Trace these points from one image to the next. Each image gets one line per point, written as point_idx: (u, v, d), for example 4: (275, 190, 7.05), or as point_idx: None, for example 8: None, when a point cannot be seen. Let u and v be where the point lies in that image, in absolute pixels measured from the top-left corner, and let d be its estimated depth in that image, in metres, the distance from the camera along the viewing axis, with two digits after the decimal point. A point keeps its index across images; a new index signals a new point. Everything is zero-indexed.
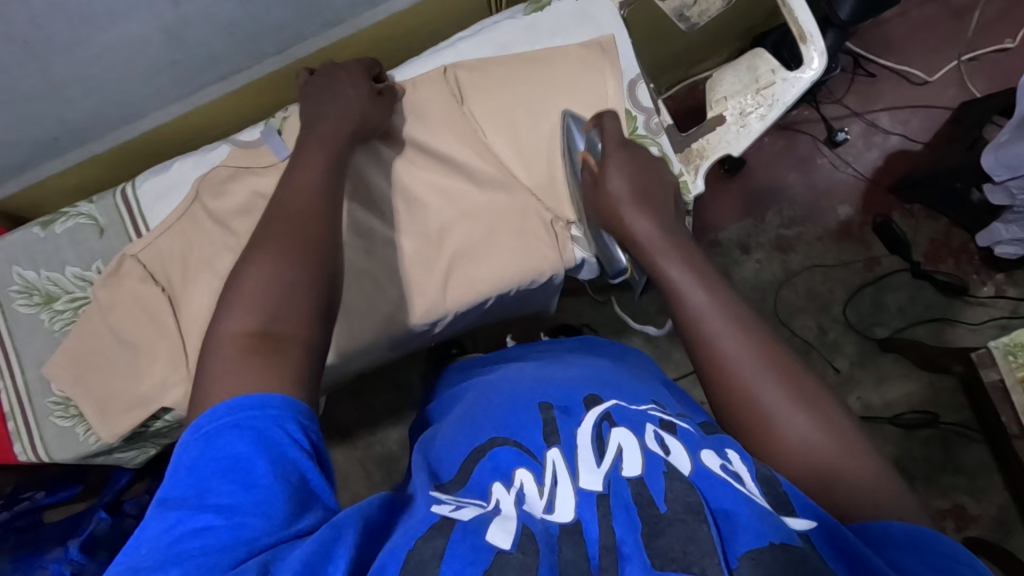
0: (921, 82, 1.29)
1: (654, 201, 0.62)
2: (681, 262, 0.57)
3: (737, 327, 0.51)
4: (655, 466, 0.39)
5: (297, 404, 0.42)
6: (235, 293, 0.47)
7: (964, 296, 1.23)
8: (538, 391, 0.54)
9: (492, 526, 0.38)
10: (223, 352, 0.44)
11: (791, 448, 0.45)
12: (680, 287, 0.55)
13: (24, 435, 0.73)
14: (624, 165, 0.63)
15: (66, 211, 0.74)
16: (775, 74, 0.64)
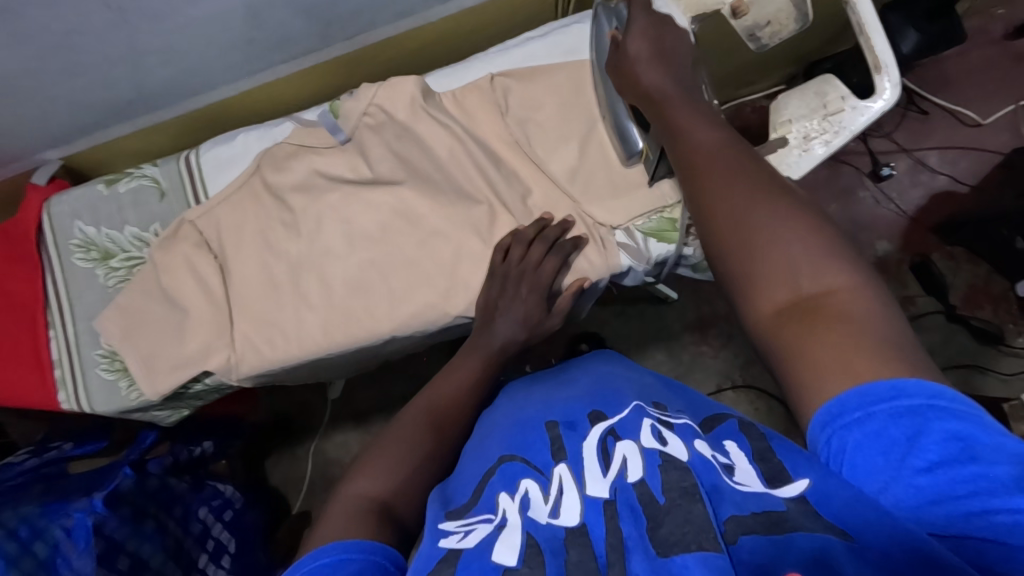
0: (975, 124, 1.27)
1: (673, 64, 0.62)
2: (686, 107, 0.58)
3: (744, 167, 0.50)
4: (653, 461, 0.41)
5: (391, 552, 0.44)
6: (366, 462, 0.53)
7: (998, 345, 1.20)
8: (543, 410, 0.54)
9: (498, 544, 0.39)
10: (343, 512, 0.47)
11: (774, 275, 0.44)
12: (684, 126, 0.56)
13: (69, 384, 0.75)
14: (647, 30, 0.63)
15: (131, 172, 0.77)
16: (845, 101, 0.64)
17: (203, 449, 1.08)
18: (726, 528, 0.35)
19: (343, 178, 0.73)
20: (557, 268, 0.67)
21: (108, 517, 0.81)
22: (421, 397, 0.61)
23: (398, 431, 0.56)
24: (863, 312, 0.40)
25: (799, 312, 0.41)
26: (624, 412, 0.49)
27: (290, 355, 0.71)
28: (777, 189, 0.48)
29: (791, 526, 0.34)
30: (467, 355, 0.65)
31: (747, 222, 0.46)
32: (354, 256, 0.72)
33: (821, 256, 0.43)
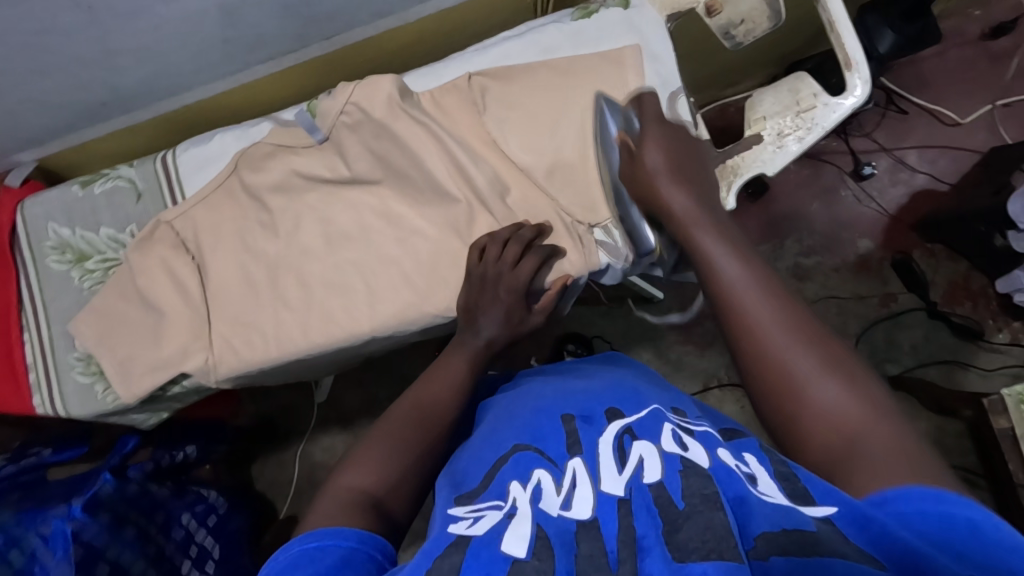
0: (953, 123, 1.29)
1: (692, 179, 0.63)
2: (714, 233, 0.58)
3: (774, 301, 0.51)
4: (672, 466, 0.40)
5: (379, 541, 0.44)
6: (359, 456, 0.53)
7: (978, 341, 1.22)
8: (561, 403, 0.54)
9: (507, 534, 0.39)
10: (337, 499, 0.48)
11: (814, 416, 0.44)
12: (712, 257, 0.56)
13: (44, 388, 0.74)
14: (661, 141, 0.65)
15: (107, 173, 0.76)
16: (817, 98, 0.64)
17: (185, 453, 1.07)
18: (756, 544, 0.33)
19: (323, 177, 0.72)
20: (535, 269, 0.66)
21: (87, 523, 0.79)
22: (413, 397, 0.60)
23: (388, 426, 0.56)
24: (903, 448, 0.41)
25: (840, 465, 0.42)
26: (641, 413, 0.49)
27: (269, 355, 0.70)
28: (806, 324, 0.49)
29: (824, 550, 0.32)
30: (453, 353, 0.65)
31: (781, 358, 0.47)
32: (334, 256, 0.71)
33: (855, 392, 0.44)
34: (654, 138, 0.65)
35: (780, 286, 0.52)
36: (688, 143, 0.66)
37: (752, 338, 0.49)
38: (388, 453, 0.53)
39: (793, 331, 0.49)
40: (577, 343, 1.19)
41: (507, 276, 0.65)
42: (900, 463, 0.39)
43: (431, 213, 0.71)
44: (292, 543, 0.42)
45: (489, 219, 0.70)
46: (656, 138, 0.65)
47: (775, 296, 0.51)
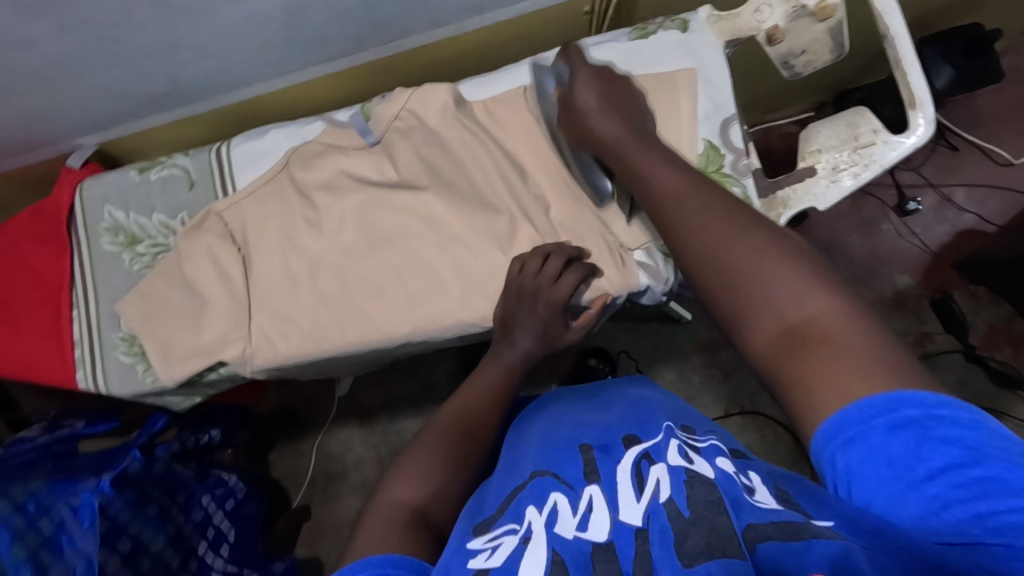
0: (1006, 163, 1.25)
1: (628, 114, 0.64)
2: (656, 153, 0.59)
3: (711, 207, 0.52)
4: (678, 478, 0.41)
5: (423, 564, 0.43)
6: (403, 470, 0.53)
7: (1017, 389, 1.18)
8: (578, 432, 0.53)
9: (524, 562, 0.39)
10: (382, 515, 0.48)
11: (758, 310, 0.45)
12: (651, 174, 0.58)
13: (88, 364, 0.76)
14: (592, 81, 0.66)
15: (163, 161, 0.79)
16: (877, 134, 0.63)
17: (210, 437, 1.10)
18: (747, 532, 0.35)
19: (370, 179, 0.74)
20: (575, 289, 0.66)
21: (113, 498, 0.81)
22: (437, 422, 0.59)
23: (422, 444, 0.56)
24: (853, 339, 0.40)
25: (785, 353, 0.42)
26: (657, 437, 0.48)
27: (304, 349, 0.72)
28: (753, 224, 0.49)
29: (813, 535, 0.34)
30: (488, 365, 0.65)
31: (722, 252, 0.48)
32: (375, 257, 0.72)
33: (800, 277, 0.44)
34: (584, 81, 0.66)
35: (720, 195, 0.53)
36: (625, 91, 0.66)
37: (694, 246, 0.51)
38: (422, 474, 0.52)
39: (727, 234, 0.49)
40: (601, 358, 1.19)
41: (549, 293, 0.65)
42: (851, 348, 0.39)
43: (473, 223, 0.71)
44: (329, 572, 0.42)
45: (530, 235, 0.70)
46: (588, 81, 0.66)
47: (712, 203, 0.52)
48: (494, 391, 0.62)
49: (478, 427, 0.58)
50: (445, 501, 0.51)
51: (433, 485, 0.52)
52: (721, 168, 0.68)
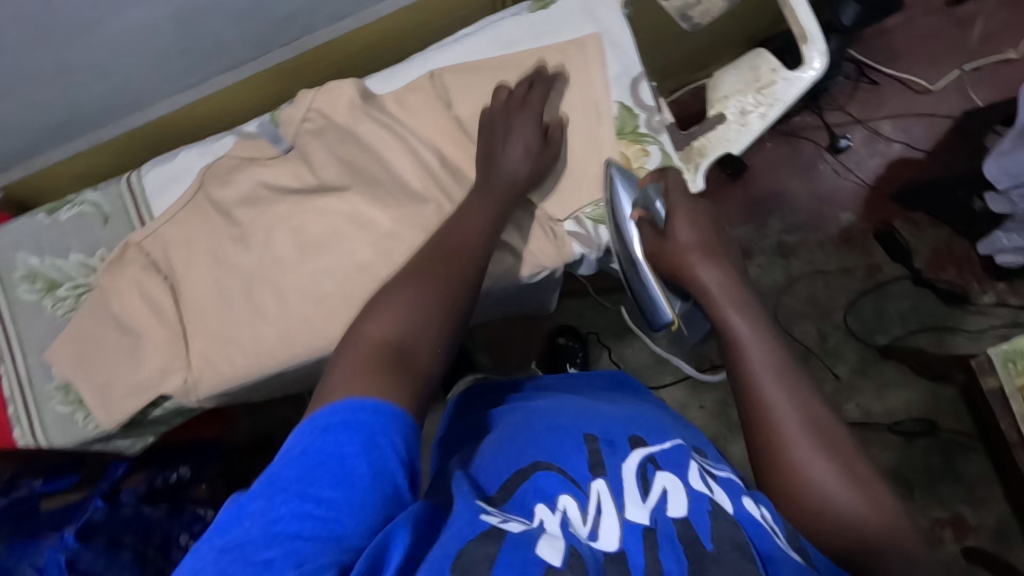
0: (924, 90, 1.30)
1: (718, 258, 0.65)
2: (745, 317, 0.59)
3: (790, 386, 0.52)
4: (701, 505, 0.42)
5: (405, 417, 0.44)
6: (381, 308, 0.52)
7: (965, 305, 1.22)
8: (584, 423, 0.53)
9: (540, 542, 0.38)
10: (357, 351, 0.48)
11: (825, 522, 0.46)
12: (742, 342, 0.57)
13: (24, 419, 0.73)
14: (692, 214, 0.66)
15: (72, 199, 0.75)
16: (776, 73, 0.65)
17: (179, 475, 1.06)
18: None
19: (291, 188, 0.72)
20: (532, 166, 0.66)
21: (81, 551, 0.84)
22: (416, 270, 0.56)
23: (406, 280, 0.54)
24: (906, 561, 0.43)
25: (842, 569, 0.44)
26: (666, 445, 0.50)
27: (249, 368, 0.70)
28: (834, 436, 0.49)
29: None
30: (476, 201, 0.63)
31: (801, 460, 0.48)
32: (309, 264, 0.71)
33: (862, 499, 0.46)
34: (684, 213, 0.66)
35: (794, 366, 0.54)
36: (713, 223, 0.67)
37: (768, 420, 0.51)
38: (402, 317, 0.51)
39: (808, 422, 0.50)
40: (570, 335, 1.19)
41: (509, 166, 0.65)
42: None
43: (403, 215, 0.70)
44: (336, 406, 0.43)
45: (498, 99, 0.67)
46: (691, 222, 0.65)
47: (790, 381, 0.53)
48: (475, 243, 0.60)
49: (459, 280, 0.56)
50: (426, 339, 0.51)
51: (410, 320, 0.51)
52: (637, 128, 0.68)
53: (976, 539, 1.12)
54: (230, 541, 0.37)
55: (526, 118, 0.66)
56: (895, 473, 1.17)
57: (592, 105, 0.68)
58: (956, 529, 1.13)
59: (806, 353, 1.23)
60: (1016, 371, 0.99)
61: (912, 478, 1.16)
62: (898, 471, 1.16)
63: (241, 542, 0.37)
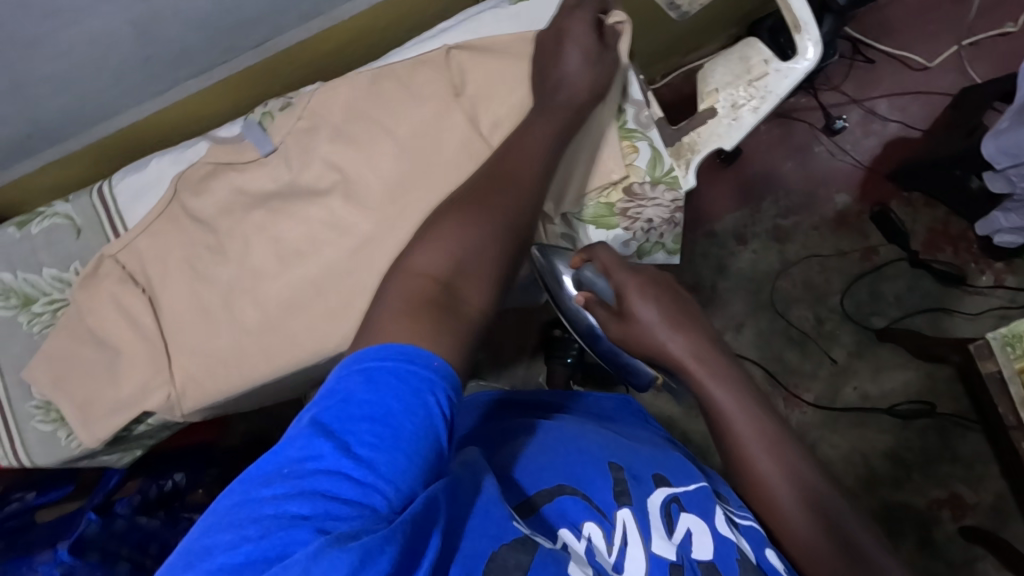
0: (922, 67, 1.27)
1: (684, 322, 0.57)
2: (726, 385, 0.54)
3: (783, 454, 0.51)
4: (728, 553, 0.45)
5: (452, 377, 0.40)
6: (425, 240, 0.49)
7: (963, 285, 1.20)
8: (614, 449, 0.52)
9: (571, 565, 0.39)
10: (402, 283, 0.46)
11: None
12: (727, 414, 0.53)
13: (5, 440, 0.71)
14: (645, 287, 0.58)
15: (42, 211, 0.73)
16: (769, 64, 0.62)
17: (175, 481, 1.07)
18: None
19: (267, 191, 0.69)
20: (588, 93, 0.61)
21: (76, 564, 0.83)
22: (463, 203, 0.53)
23: (449, 215, 0.52)
24: None
25: None
26: (691, 485, 0.51)
27: (235, 381, 0.68)
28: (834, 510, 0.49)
29: None
30: (536, 123, 0.60)
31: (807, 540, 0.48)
32: (289, 274, 0.69)
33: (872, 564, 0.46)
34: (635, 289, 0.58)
35: (785, 435, 0.53)
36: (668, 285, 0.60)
37: (769, 497, 0.51)
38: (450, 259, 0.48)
39: (800, 490, 0.50)
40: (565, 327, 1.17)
41: (568, 85, 0.61)
42: None
43: (383, 217, 0.67)
44: (377, 344, 0.40)
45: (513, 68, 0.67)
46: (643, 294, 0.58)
47: (781, 449, 0.51)
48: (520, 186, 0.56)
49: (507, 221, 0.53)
50: (475, 275, 0.48)
51: (462, 257, 0.49)
52: (626, 124, 0.66)
53: (973, 518, 1.12)
54: (261, 484, 0.34)
55: (577, 35, 0.61)
56: (893, 455, 1.16)
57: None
58: (954, 508, 1.13)
59: (803, 338, 1.22)
60: (1016, 355, 0.97)
61: (910, 460, 1.15)
62: (896, 453, 1.16)
63: (270, 487, 0.33)
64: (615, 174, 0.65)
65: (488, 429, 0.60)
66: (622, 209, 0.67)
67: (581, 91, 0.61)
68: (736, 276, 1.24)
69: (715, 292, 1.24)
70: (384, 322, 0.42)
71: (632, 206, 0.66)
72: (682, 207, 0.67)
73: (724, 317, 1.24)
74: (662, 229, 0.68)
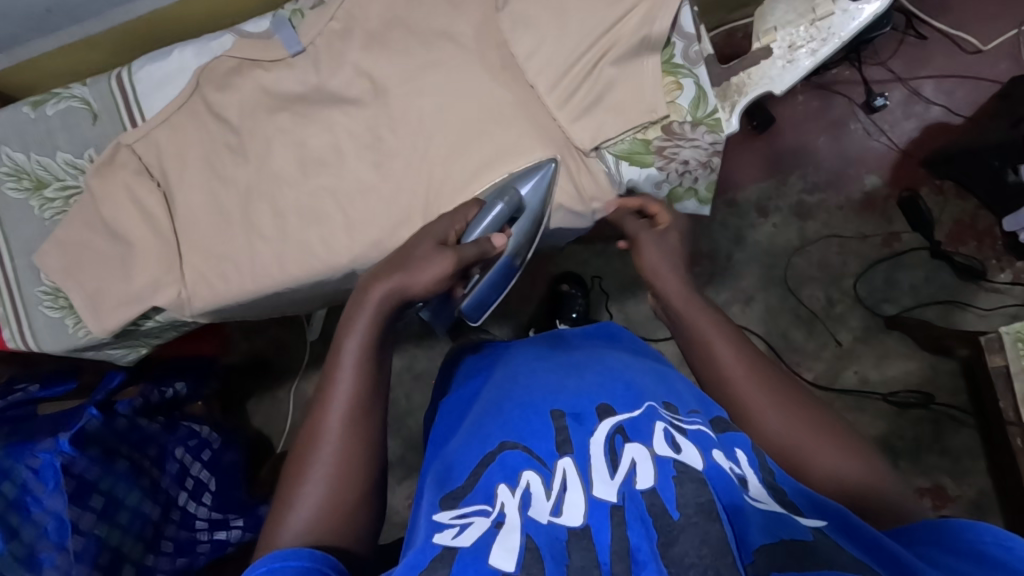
0: (974, 50, 1.18)
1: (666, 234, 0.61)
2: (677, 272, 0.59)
3: (718, 322, 0.55)
4: (666, 472, 0.40)
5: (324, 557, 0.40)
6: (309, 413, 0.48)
7: (980, 281, 1.16)
8: (550, 397, 0.51)
9: (495, 545, 0.38)
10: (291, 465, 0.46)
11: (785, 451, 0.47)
12: (676, 299, 0.57)
13: (13, 321, 0.71)
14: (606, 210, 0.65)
15: (58, 92, 0.71)
16: (835, 4, 0.62)
17: (176, 390, 1.05)
18: (756, 559, 0.35)
19: (295, 93, 0.67)
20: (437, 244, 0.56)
21: (76, 457, 0.78)
22: (312, 408, 0.48)
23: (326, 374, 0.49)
24: (855, 465, 0.45)
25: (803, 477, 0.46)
26: (636, 412, 0.47)
27: (245, 287, 0.67)
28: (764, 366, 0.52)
29: (824, 562, 0.34)
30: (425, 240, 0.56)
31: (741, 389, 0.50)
32: (308, 183, 0.67)
33: (797, 409, 0.48)
34: (651, 235, 0.61)
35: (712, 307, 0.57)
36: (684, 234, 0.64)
37: (708, 356, 0.53)
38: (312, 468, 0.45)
39: (797, 414, 0.48)
40: (572, 282, 1.15)
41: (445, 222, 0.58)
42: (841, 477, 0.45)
43: (412, 135, 0.66)
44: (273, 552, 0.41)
45: (431, 243, 0.56)
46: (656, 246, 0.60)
47: (715, 313, 0.56)
48: (365, 360, 0.49)
49: (359, 403, 0.47)
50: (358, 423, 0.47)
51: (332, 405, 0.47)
52: (672, 58, 0.64)
53: (952, 510, 1.11)
54: None
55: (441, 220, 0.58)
56: (883, 441, 1.16)
57: (642, 34, 0.61)
58: (935, 499, 1.12)
59: (810, 318, 1.20)
60: None
61: (899, 448, 1.14)
62: (887, 440, 1.15)
63: None
64: (658, 111, 0.63)
65: (451, 413, 0.61)
66: (659, 148, 0.65)
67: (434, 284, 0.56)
68: (753, 247, 1.22)
69: (729, 262, 1.22)
70: (288, 497, 0.44)
71: (669, 145, 0.64)
72: (720, 151, 0.65)
73: (733, 288, 1.22)
74: (696, 173, 0.66)
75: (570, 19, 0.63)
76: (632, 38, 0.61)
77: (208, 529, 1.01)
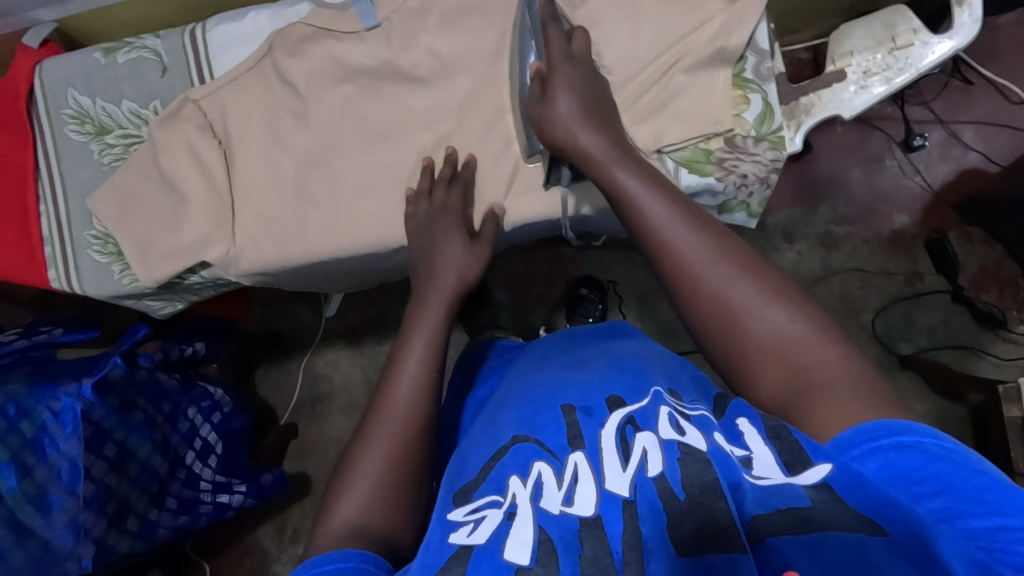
0: (1018, 101, 1.17)
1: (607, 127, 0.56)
2: (636, 173, 0.52)
3: (693, 226, 0.48)
4: (672, 455, 0.39)
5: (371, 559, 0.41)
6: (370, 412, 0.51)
7: (999, 330, 1.16)
8: (561, 391, 0.51)
9: (509, 539, 0.39)
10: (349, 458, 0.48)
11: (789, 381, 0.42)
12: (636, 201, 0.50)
13: (60, 262, 0.72)
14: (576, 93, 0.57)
15: (131, 42, 0.71)
16: (916, 35, 0.65)
17: (195, 349, 1.06)
18: (753, 527, 0.35)
19: (363, 66, 0.67)
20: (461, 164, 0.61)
21: (96, 404, 0.78)
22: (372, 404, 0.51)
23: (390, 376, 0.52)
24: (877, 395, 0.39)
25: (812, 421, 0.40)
26: (643, 399, 0.46)
27: (288, 253, 0.68)
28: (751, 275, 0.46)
29: (821, 526, 0.33)
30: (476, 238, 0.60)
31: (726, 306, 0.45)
32: (364, 157, 0.68)
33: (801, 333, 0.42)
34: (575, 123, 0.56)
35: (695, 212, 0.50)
36: (598, 85, 0.59)
37: (682, 267, 0.47)
38: (361, 473, 0.47)
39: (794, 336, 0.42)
40: (591, 287, 1.15)
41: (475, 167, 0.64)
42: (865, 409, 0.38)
43: (473, 121, 0.66)
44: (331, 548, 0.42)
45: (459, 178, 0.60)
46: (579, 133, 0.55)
47: (686, 218, 0.49)
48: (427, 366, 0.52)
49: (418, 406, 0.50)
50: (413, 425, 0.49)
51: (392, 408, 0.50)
52: (743, 73, 0.64)
53: None
54: None
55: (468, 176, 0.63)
56: None
57: (717, 46, 0.62)
58: None
59: None
60: None
61: None
62: None
63: None
64: (722, 124, 0.63)
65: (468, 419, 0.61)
66: (719, 159, 0.64)
67: (450, 280, 0.61)
68: None
69: None
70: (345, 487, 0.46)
71: (730, 158, 0.64)
72: (779, 169, 0.66)
73: None
74: (752, 188, 0.67)
75: (644, 25, 0.64)
76: (706, 50, 0.62)
77: (211, 491, 1.02)
